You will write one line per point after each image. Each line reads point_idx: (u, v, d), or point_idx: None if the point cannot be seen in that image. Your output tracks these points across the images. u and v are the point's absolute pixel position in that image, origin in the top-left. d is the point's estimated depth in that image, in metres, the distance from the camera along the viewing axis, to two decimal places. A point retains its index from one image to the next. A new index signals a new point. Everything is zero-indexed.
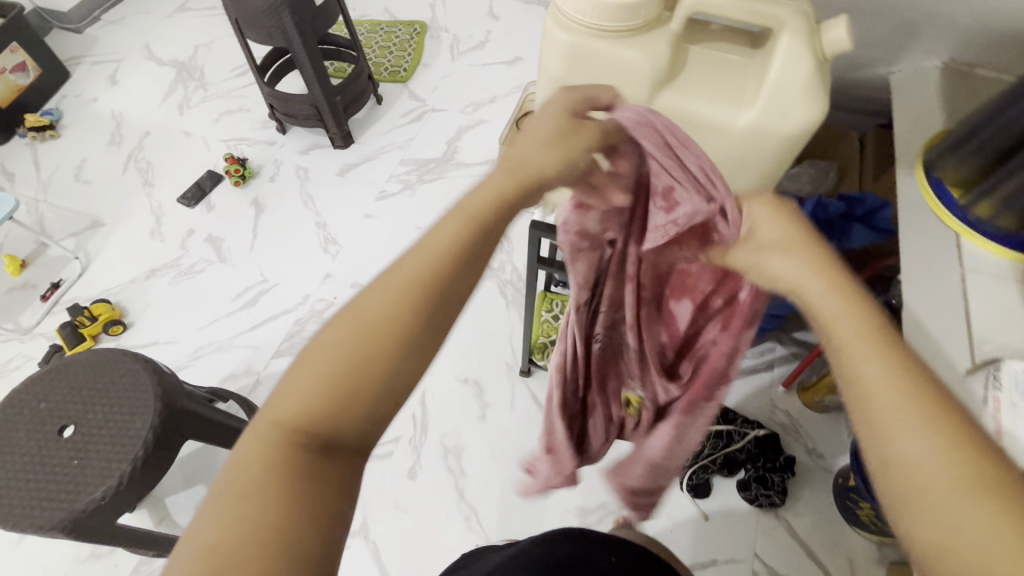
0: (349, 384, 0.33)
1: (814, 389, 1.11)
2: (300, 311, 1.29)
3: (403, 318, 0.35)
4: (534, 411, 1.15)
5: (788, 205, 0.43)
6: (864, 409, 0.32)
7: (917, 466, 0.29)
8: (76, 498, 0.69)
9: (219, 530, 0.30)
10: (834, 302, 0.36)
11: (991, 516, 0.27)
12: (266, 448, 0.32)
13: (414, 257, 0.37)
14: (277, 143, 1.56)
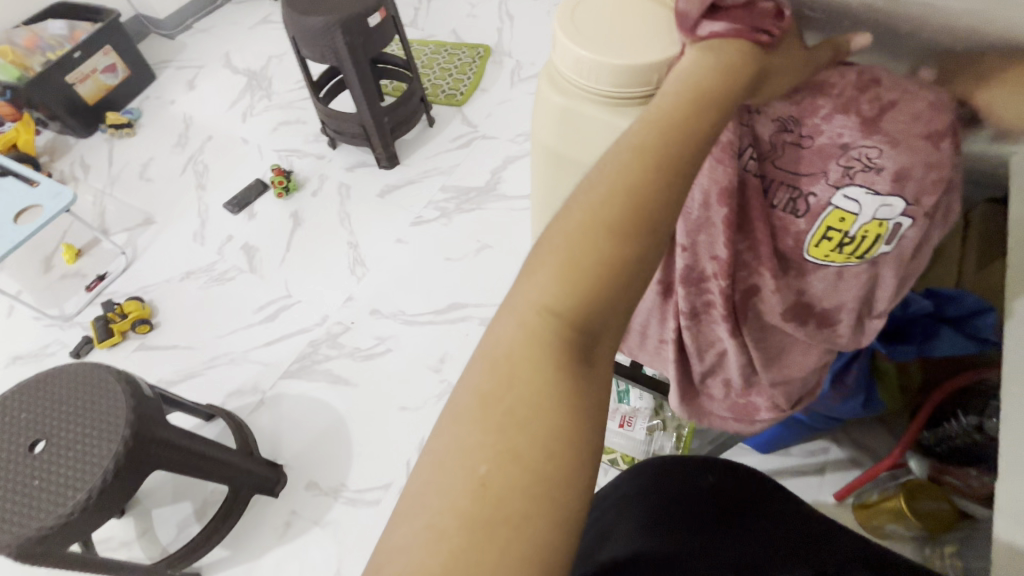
0: (602, 265, 0.32)
1: (876, 512, 0.92)
2: (315, 333, 1.25)
3: (639, 199, 0.33)
4: None
5: None
6: None
7: None
8: (27, 522, 0.67)
9: (488, 453, 0.30)
10: None
11: None
12: (527, 351, 0.32)
13: (641, 145, 0.35)
14: (325, 157, 1.56)
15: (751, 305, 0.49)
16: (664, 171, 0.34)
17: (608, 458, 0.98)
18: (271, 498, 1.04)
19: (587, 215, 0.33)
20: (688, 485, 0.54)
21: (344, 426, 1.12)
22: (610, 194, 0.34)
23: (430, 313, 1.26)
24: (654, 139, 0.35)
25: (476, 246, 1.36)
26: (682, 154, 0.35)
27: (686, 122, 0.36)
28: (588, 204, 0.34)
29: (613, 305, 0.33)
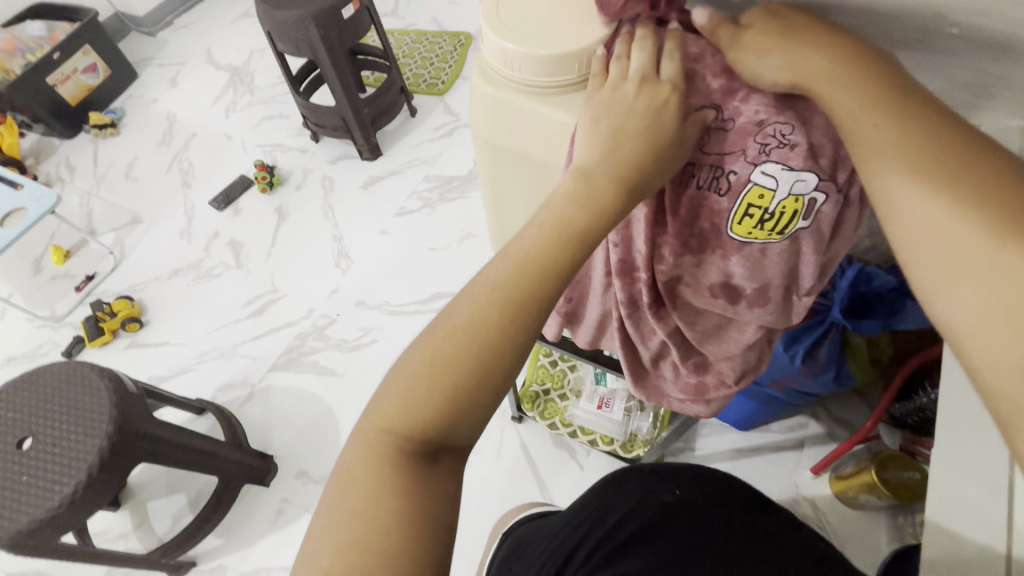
0: (445, 396, 0.37)
1: (849, 483, 0.93)
2: (302, 326, 1.27)
3: (482, 327, 0.37)
4: (520, 462, 1.05)
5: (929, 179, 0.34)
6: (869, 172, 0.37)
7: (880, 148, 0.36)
8: (17, 515, 0.70)
9: (337, 548, 0.35)
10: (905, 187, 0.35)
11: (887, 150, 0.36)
12: (375, 467, 0.37)
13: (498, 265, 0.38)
14: (308, 151, 1.57)
15: (679, 292, 0.50)
16: (512, 320, 0.37)
17: (587, 440, 0.99)
18: (262, 487, 1.07)
19: (438, 337, 0.38)
20: (650, 498, 0.60)
21: (332, 416, 1.14)
22: (463, 331, 0.37)
23: (416, 303, 1.28)
24: (512, 280, 0.38)
25: (459, 236, 1.37)
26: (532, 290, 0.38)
27: (548, 249, 0.38)
28: (436, 336, 0.38)
29: (456, 417, 0.37)
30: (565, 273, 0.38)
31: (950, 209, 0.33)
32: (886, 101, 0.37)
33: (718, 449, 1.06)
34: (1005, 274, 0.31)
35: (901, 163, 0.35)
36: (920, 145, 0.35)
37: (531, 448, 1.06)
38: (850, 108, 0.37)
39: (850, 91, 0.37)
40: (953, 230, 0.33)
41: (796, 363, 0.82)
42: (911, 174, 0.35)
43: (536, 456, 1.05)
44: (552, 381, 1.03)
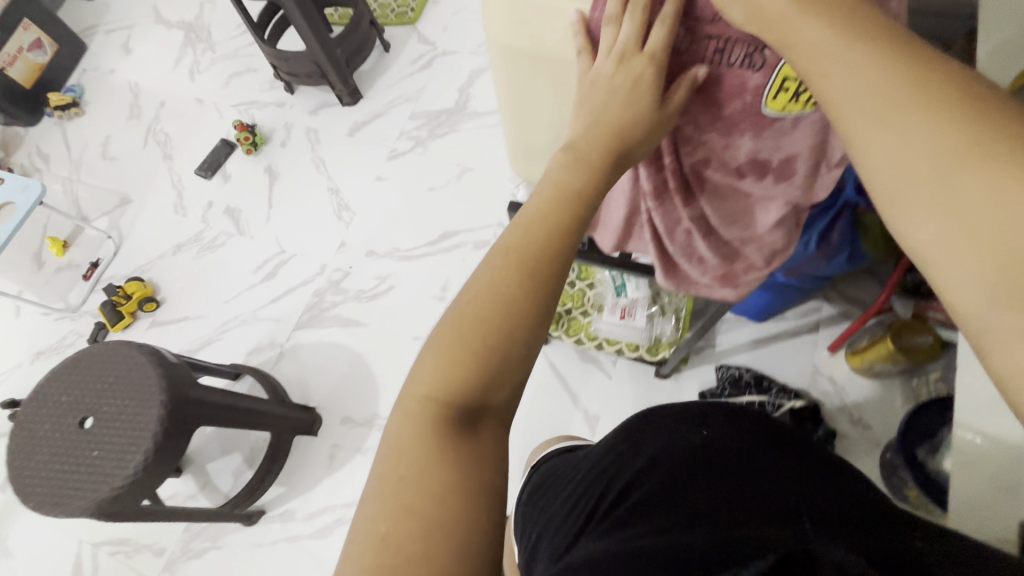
0: (473, 356, 0.38)
1: (865, 356, 0.98)
2: (317, 282, 1.28)
3: (506, 285, 0.39)
4: (551, 380, 1.11)
5: (908, 110, 0.31)
6: (837, 112, 0.34)
7: (850, 77, 0.33)
8: (97, 487, 0.74)
9: (390, 515, 0.35)
10: (878, 120, 0.32)
11: (862, 77, 0.32)
12: (421, 438, 0.37)
13: (517, 229, 0.41)
14: (286, 104, 1.51)
15: (703, 173, 0.50)
16: (531, 268, 0.40)
17: (613, 349, 1.03)
18: (311, 437, 1.13)
19: (463, 307, 0.40)
20: (676, 441, 0.51)
21: (364, 362, 1.18)
22: (488, 292, 0.40)
23: (424, 246, 1.28)
24: (522, 242, 0.41)
25: (457, 171, 1.35)
26: (541, 251, 0.40)
27: (553, 216, 0.41)
28: (462, 306, 0.40)
29: (490, 378, 0.39)
30: (571, 228, 0.42)
31: (916, 138, 0.31)
32: (852, 34, 0.33)
33: (737, 342, 1.10)
34: (1002, 212, 0.29)
35: (867, 94, 0.32)
36: (901, 82, 0.31)
37: (560, 365, 1.12)
38: (812, 46, 0.34)
39: (812, 26, 0.34)
40: (919, 159, 0.31)
41: (811, 250, 0.84)
42: (869, 104, 0.32)
43: (565, 371, 1.11)
44: (573, 300, 1.05)
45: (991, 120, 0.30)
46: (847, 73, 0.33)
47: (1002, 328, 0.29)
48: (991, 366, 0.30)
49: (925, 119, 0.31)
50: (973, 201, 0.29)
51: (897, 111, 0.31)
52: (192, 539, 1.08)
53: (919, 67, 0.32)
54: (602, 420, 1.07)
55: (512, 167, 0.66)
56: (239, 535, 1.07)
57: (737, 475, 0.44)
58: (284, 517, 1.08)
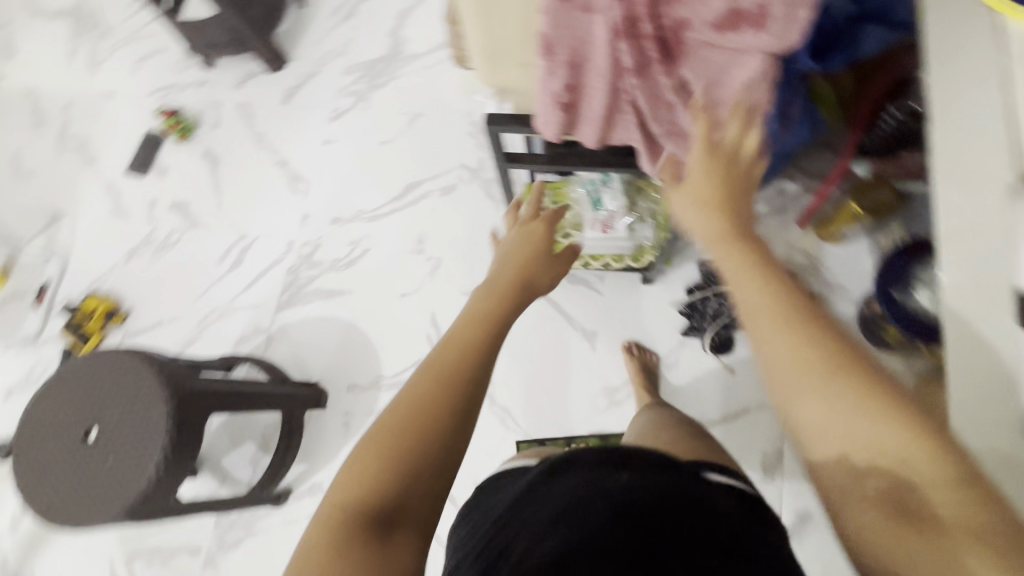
0: (388, 458, 0.48)
1: (832, 223, 1.06)
2: (289, 260, 1.24)
3: (422, 402, 0.52)
4: (546, 307, 1.13)
5: (793, 323, 0.47)
6: (747, 309, 0.50)
7: (747, 291, 0.50)
8: (122, 494, 0.73)
9: None
10: (771, 324, 0.48)
11: (758, 290, 0.50)
12: (334, 536, 0.44)
13: (436, 355, 0.56)
14: (208, 81, 1.40)
15: (684, 34, 0.50)
16: (440, 377, 0.53)
17: (600, 264, 1.06)
18: (321, 410, 1.12)
19: (385, 420, 0.51)
20: (597, 489, 0.47)
21: (357, 328, 1.17)
22: (405, 405, 0.51)
23: (391, 202, 1.25)
24: (437, 365, 0.55)
25: (407, 119, 1.30)
26: (450, 370, 0.54)
27: (467, 334, 0.58)
28: (386, 418, 0.51)
29: (406, 481, 0.48)
30: (471, 355, 0.56)
31: (796, 343, 0.46)
32: (753, 260, 0.52)
33: None
34: (854, 420, 0.43)
35: (758, 301, 0.50)
36: (786, 304, 0.48)
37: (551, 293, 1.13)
38: (732, 261, 0.53)
39: (731, 248, 0.53)
40: (805, 357, 0.46)
41: (777, 127, 0.85)
42: (776, 324, 0.48)
43: (557, 296, 1.13)
44: None
45: (842, 344, 0.46)
46: (745, 287, 0.51)
47: (852, 501, 0.42)
48: (841, 527, 0.43)
49: (802, 337, 0.46)
50: (839, 410, 0.43)
51: (788, 312, 0.48)
52: (225, 532, 1.08)
53: (795, 297, 0.50)
54: (601, 334, 1.11)
55: (481, 76, 0.62)
56: (273, 517, 1.08)
57: (642, 535, 0.43)
58: (314, 491, 1.09)
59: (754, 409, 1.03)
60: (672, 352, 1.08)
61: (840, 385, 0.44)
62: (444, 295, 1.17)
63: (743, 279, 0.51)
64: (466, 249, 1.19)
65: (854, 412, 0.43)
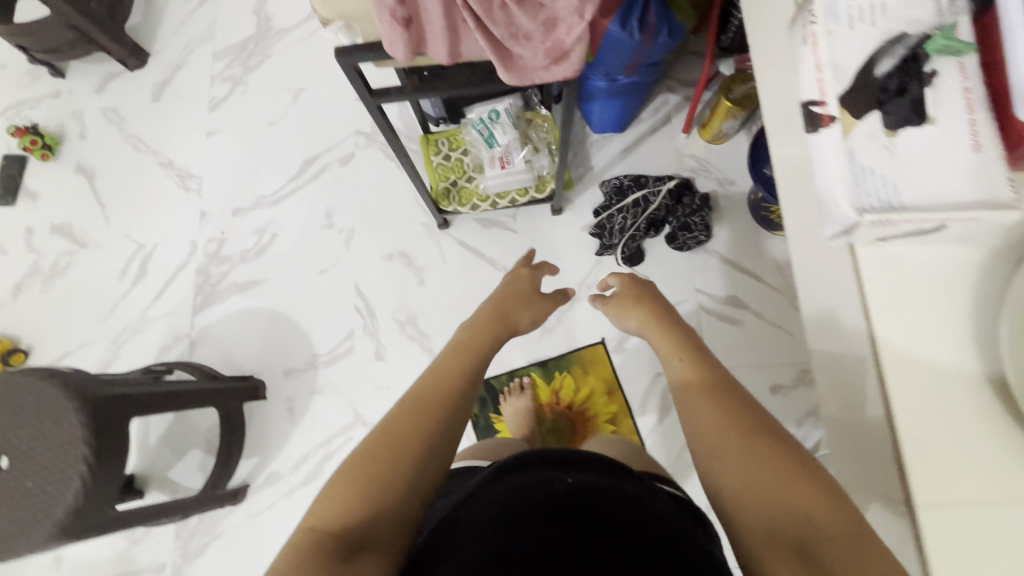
0: (362, 482, 0.47)
1: (711, 122, 1.10)
2: (196, 261, 1.19)
3: (402, 427, 0.52)
4: (467, 255, 1.15)
5: (717, 394, 0.51)
6: (680, 385, 0.55)
7: (679, 370, 0.56)
8: (50, 513, 0.70)
9: None
10: (697, 393, 0.52)
11: (685, 369, 0.56)
12: (301, 553, 0.42)
13: (419, 383, 0.57)
14: (63, 92, 1.29)
15: None
16: (420, 406, 0.54)
17: (507, 201, 1.06)
18: (262, 401, 1.11)
19: (369, 441, 0.51)
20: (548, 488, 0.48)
21: (282, 314, 1.15)
22: (384, 433, 0.51)
23: (291, 183, 1.21)
24: (421, 392, 0.56)
25: (290, 96, 1.26)
26: (432, 400, 0.55)
27: (446, 365, 0.59)
28: (369, 440, 0.51)
29: (382, 505, 0.47)
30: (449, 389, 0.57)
31: (718, 409, 0.50)
32: (683, 347, 0.58)
33: (610, 158, 1.19)
34: (769, 476, 0.44)
35: (689, 373, 0.55)
36: (711, 375, 0.53)
37: (468, 240, 1.16)
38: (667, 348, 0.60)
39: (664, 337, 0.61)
40: (726, 417, 0.49)
41: (635, 36, 0.91)
42: (700, 396, 0.52)
43: (475, 242, 1.16)
44: (453, 172, 1.07)
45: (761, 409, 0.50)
46: (680, 368, 0.56)
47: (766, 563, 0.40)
48: None
49: (723, 405, 0.50)
50: (756, 473, 0.44)
51: (714, 386, 0.52)
52: (188, 542, 1.06)
53: (722, 370, 0.55)
54: None
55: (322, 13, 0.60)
56: (235, 515, 1.07)
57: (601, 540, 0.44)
58: (271, 480, 1.08)
59: None
60: (591, 273, 1.13)
61: (756, 454, 0.45)
62: (364, 263, 1.16)
63: (676, 360, 0.57)
64: (377, 214, 1.18)
65: (771, 476, 0.44)
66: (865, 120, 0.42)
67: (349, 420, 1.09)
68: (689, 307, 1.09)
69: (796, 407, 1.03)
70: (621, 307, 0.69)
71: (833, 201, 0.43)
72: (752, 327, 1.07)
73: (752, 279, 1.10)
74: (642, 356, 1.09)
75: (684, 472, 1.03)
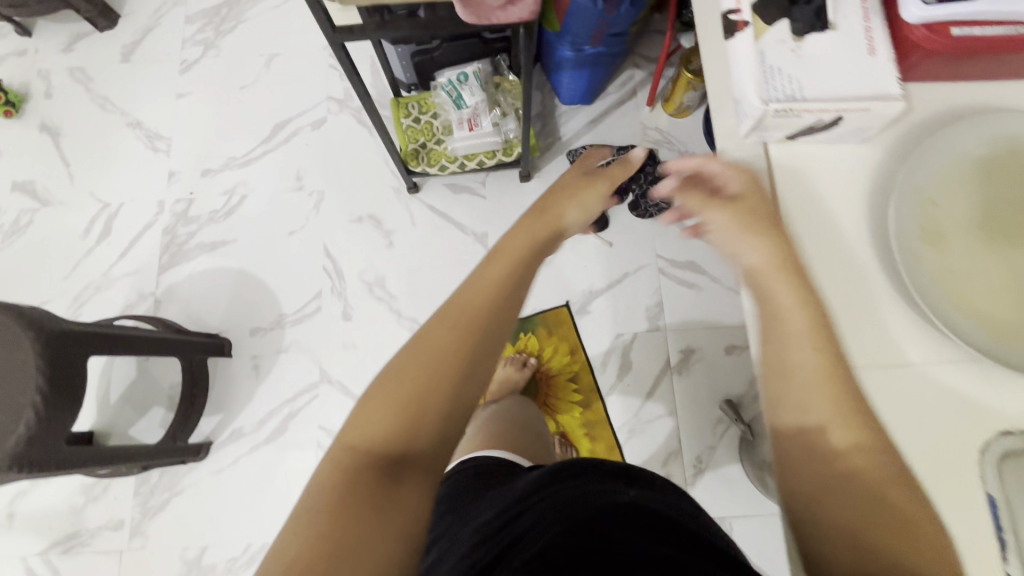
0: (404, 403, 0.43)
1: (673, 95, 1.15)
2: (163, 221, 1.19)
3: (447, 342, 0.45)
4: (435, 219, 1.17)
5: (851, 413, 0.41)
6: (786, 373, 0.43)
7: (797, 353, 0.43)
8: (3, 443, 0.70)
9: (298, 544, 0.36)
10: (820, 403, 0.42)
11: (811, 356, 0.43)
12: (340, 478, 0.40)
13: (464, 289, 0.49)
14: (29, 50, 1.28)
15: None
16: (463, 318, 0.46)
17: (475, 164, 1.09)
18: (227, 359, 1.11)
19: (409, 351, 0.45)
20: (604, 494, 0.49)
21: (249, 274, 1.15)
22: (418, 347, 0.45)
23: (261, 146, 1.22)
24: (465, 298, 0.48)
25: (263, 61, 1.26)
26: (478, 314, 0.47)
27: (492, 268, 0.51)
28: (408, 353, 0.45)
29: (426, 425, 0.43)
30: (498, 299, 0.48)
31: (848, 436, 0.41)
32: (814, 323, 0.43)
33: (577, 129, 1.23)
34: (884, 514, 0.38)
35: (809, 369, 0.42)
36: (841, 380, 0.42)
37: (437, 205, 1.18)
38: (788, 302, 0.44)
39: (784, 288, 0.45)
40: (855, 444, 0.41)
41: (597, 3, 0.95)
42: (829, 403, 0.41)
43: (444, 207, 1.18)
44: (423, 134, 1.09)
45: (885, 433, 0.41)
46: (800, 355, 0.43)
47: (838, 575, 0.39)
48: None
49: (858, 432, 0.41)
50: (864, 506, 0.39)
51: (849, 398, 0.42)
52: (147, 498, 1.05)
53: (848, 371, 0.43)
54: (490, 234, 1.17)
55: None
56: (196, 472, 1.06)
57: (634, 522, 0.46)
58: (234, 437, 1.08)
59: (632, 274, 1.13)
60: None
61: (874, 483, 0.39)
62: (335, 225, 1.17)
63: (790, 337, 0.44)
64: (347, 177, 1.19)
65: (867, 508, 0.39)
66: (774, 27, 0.47)
67: (315, 379, 1.10)
68: (649, 272, 1.13)
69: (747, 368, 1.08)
70: (743, 224, 0.47)
71: (745, 99, 0.47)
72: (709, 290, 1.12)
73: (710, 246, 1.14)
74: (605, 318, 1.12)
75: (642, 430, 1.06)
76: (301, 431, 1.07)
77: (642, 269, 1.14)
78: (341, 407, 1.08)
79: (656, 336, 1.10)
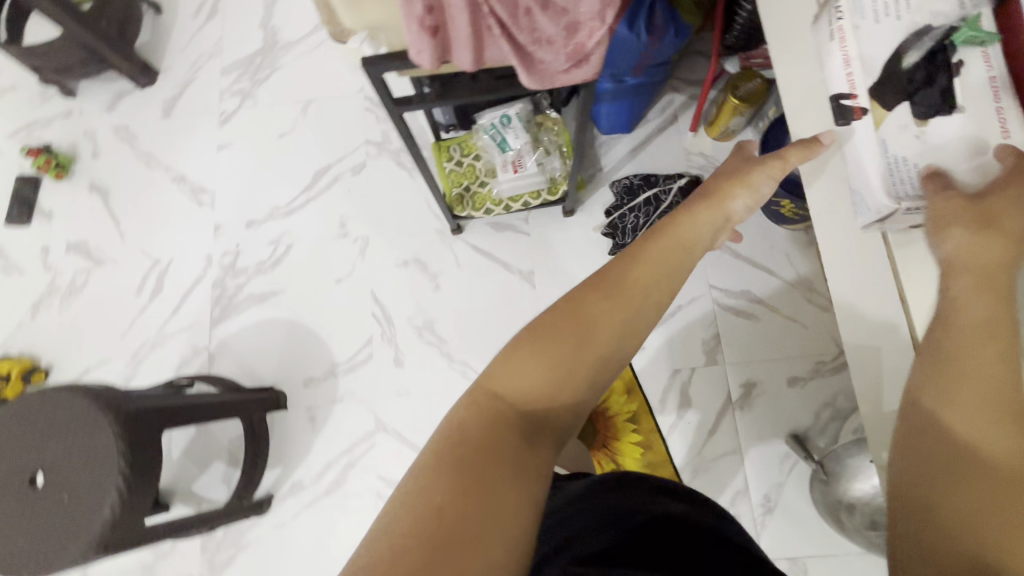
0: (559, 368, 0.43)
1: (719, 121, 1.11)
2: (212, 274, 1.20)
3: (606, 320, 0.45)
4: (480, 258, 1.16)
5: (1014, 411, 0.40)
6: (948, 360, 0.44)
7: (971, 345, 0.43)
8: (90, 524, 0.71)
9: (445, 488, 0.35)
10: (971, 393, 0.41)
11: (986, 351, 0.42)
12: (483, 419, 0.40)
13: (621, 260, 0.49)
14: (74, 111, 1.31)
15: None
16: (619, 290, 0.46)
17: (521, 204, 1.08)
18: (283, 411, 1.11)
19: (564, 311, 0.45)
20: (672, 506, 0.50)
21: (299, 323, 1.16)
22: (572, 311, 0.45)
23: (302, 194, 1.23)
24: (623, 269, 0.48)
25: (300, 107, 1.27)
26: (635, 296, 0.47)
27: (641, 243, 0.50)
28: (562, 315, 0.45)
29: (569, 393, 0.43)
30: (647, 278, 0.48)
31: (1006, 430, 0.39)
32: (994, 329, 0.43)
33: (618, 159, 1.20)
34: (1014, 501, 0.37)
35: (980, 363, 0.42)
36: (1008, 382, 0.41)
37: (481, 244, 1.17)
38: (971, 307, 0.44)
39: (961, 286, 0.45)
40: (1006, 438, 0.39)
41: (643, 38, 0.92)
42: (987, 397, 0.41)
43: (488, 246, 1.17)
44: (466, 177, 1.08)
45: None
46: (974, 347, 0.43)
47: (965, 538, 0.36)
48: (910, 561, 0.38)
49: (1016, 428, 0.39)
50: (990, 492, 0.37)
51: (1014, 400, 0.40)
52: (214, 555, 1.06)
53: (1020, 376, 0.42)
54: (536, 272, 1.15)
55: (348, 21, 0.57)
56: (259, 526, 1.07)
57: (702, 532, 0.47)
58: (295, 489, 1.08)
59: (686, 307, 1.11)
60: None
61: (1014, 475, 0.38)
62: (381, 269, 1.17)
63: (965, 331, 0.44)
64: (389, 220, 1.19)
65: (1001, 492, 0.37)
66: (895, 112, 0.49)
67: (370, 427, 1.10)
68: (703, 304, 1.11)
69: (812, 400, 1.05)
70: (979, 221, 0.45)
71: (870, 193, 0.51)
72: (767, 320, 1.08)
73: (765, 273, 1.10)
74: (660, 353, 1.10)
75: (706, 468, 1.04)
76: (359, 480, 1.07)
77: (695, 301, 1.11)
78: (398, 455, 1.08)
79: (715, 370, 1.08)
